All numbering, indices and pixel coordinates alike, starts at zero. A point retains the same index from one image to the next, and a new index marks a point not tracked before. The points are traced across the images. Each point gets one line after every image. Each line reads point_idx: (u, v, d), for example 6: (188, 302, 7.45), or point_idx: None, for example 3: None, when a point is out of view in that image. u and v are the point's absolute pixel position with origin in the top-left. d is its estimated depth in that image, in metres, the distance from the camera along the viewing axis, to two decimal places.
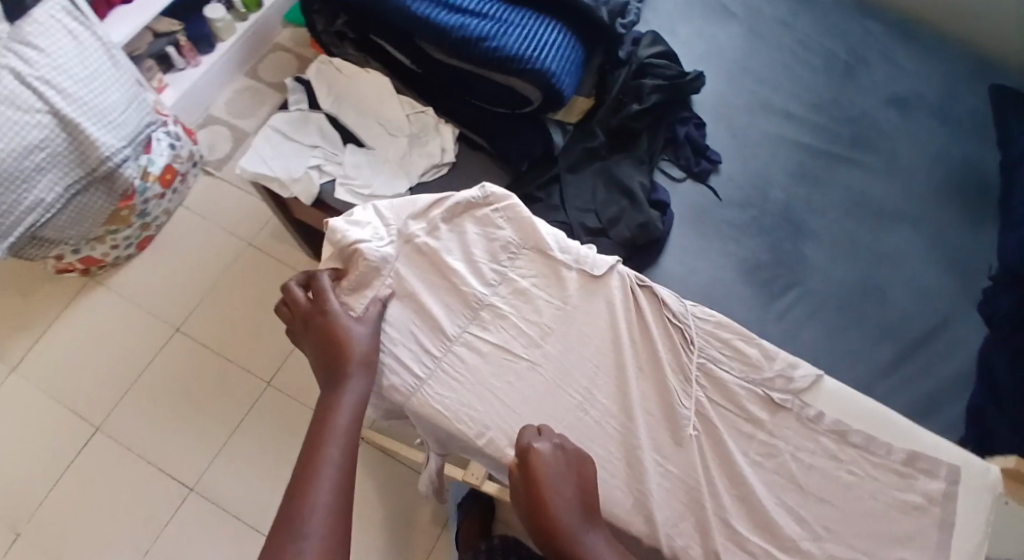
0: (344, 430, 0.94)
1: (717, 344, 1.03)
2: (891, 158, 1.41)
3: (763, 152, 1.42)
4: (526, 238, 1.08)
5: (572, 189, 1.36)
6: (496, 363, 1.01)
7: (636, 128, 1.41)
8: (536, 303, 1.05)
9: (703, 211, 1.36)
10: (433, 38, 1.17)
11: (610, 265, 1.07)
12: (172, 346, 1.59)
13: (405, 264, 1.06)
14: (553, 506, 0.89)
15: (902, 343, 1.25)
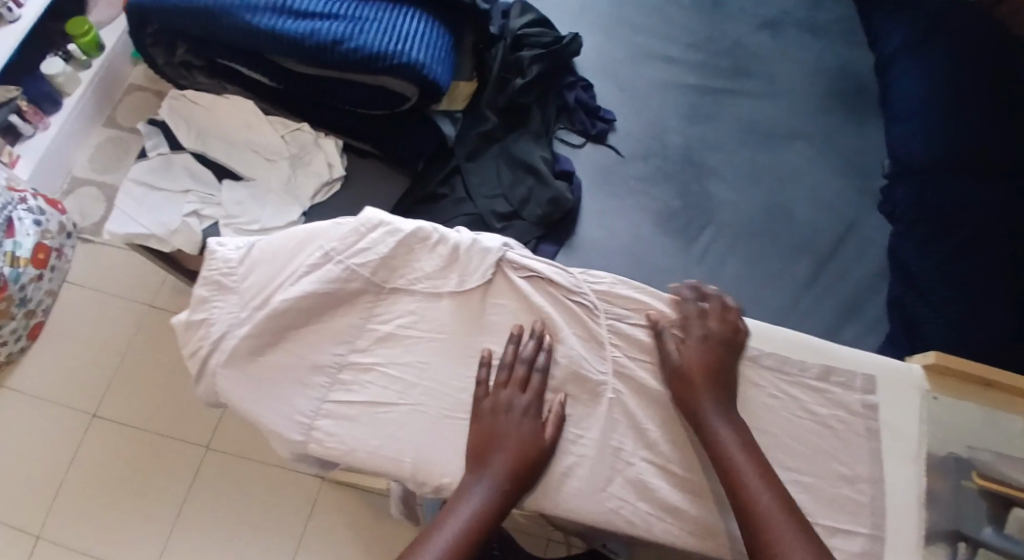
0: (465, 524, 0.78)
1: (619, 300, 0.91)
2: (769, 81, 1.56)
3: (654, 102, 1.51)
4: (384, 272, 0.90)
5: (475, 177, 1.30)
6: (369, 426, 0.85)
7: (527, 103, 1.36)
8: (407, 343, 0.89)
9: (610, 171, 1.43)
10: (285, 52, 1.08)
11: (484, 274, 0.90)
12: (92, 435, 1.50)
13: (252, 344, 0.87)
14: (700, 379, 0.84)
15: (817, 253, 1.39)
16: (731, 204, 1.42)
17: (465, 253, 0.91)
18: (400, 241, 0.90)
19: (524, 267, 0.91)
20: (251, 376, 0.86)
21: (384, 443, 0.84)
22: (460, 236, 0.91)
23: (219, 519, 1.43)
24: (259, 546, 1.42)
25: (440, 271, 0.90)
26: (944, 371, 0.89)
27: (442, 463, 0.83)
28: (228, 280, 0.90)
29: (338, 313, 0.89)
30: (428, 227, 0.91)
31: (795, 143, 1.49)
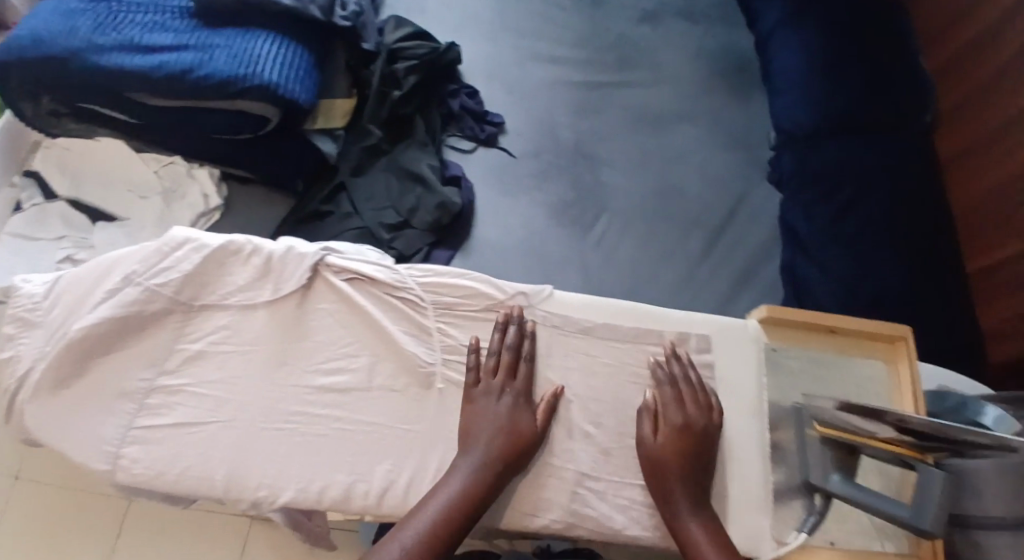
0: (440, 512, 0.76)
1: (446, 290, 0.88)
2: (653, 68, 1.58)
3: (543, 99, 1.52)
4: (193, 289, 0.85)
5: (362, 192, 1.30)
6: (179, 444, 0.80)
7: (408, 113, 1.38)
8: (220, 358, 0.84)
9: (503, 170, 1.43)
10: (141, 86, 1.09)
11: (297, 276, 0.87)
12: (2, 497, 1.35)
13: (56, 373, 0.81)
14: (671, 462, 0.81)
15: (708, 228, 1.40)
16: (623, 189, 1.43)
17: (278, 262, 0.87)
18: (208, 257, 0.86)
19: (346, 271, 0.87)
20: (61, 405, 0.80)
21: (198, 458, 0.79)
22: (272, 245, 0.87)
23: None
24: None
25: (252, 283, 0.86)
26: (780, 322, 0.93)
27: (255, 472, 0.79)
28: (35, 311, 0.84)
29: (148, 333, 0.84)
30: (239, 240, 0.87)
31: (681, 125, 1.52)
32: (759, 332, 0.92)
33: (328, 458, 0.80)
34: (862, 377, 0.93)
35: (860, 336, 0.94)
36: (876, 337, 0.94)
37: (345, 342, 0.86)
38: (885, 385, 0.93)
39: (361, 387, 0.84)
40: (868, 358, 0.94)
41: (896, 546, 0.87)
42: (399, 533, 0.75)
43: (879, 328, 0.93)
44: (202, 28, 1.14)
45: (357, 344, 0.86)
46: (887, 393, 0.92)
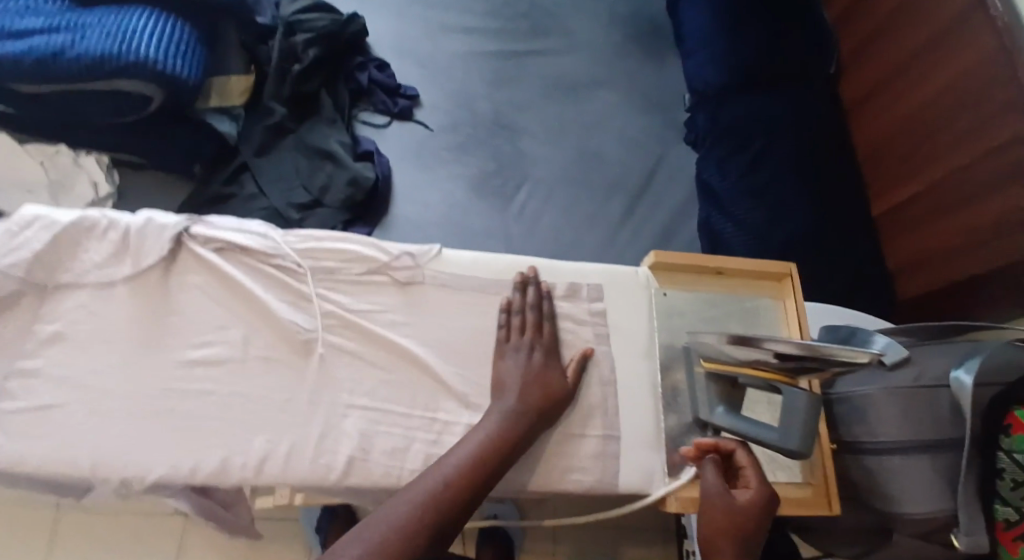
0: (451, 472, 0.70)
1: (325, 254, 0.76)
2: (568, 34, 1.54)
3: (459, 73, 1.45)
4: (43, 268, 0.72)
5: (267, 171, 1.27)
6: (38, 434, 0.66)
7: (312, 90, 1.35)
8: (82, 340, 0.70)
9: (420, 146, 1.36)
10: (14, 74, 1.06)
11: (164, 241, 0.74)
12: None
13: None
14: (731, 522, 0.76)
15: (629, 192, 1.39)
16: (545, 159, 1.39)
17: (135, 237, 0.73)
18: (59, 234, 0.72)
19: (211, 239, 0.74)
20: None
21: (56, 444, 0.66)
22: (131, 216, 0.74)
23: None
24: None
25: (110, 258, 0.73)
26: (670, 268, 0.93)
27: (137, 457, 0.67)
28: None
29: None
30: (95, 214, 0.73)
31: (597, 93, 1.49)
32: (649, 277, 0.92)
33: (204, 446, 0.68)
34: (751, 316, 0.93)
35: (747, 276, 0.95)
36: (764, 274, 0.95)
37: (216, 314, 0.73)
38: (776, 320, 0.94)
39: (232, 360, 0.71)
40: (756, 297, 0.95)
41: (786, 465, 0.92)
42: (423, 479, 0.69)
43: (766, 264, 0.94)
44: (72, 9, 1.10)
45: (228, 318, 0.73)
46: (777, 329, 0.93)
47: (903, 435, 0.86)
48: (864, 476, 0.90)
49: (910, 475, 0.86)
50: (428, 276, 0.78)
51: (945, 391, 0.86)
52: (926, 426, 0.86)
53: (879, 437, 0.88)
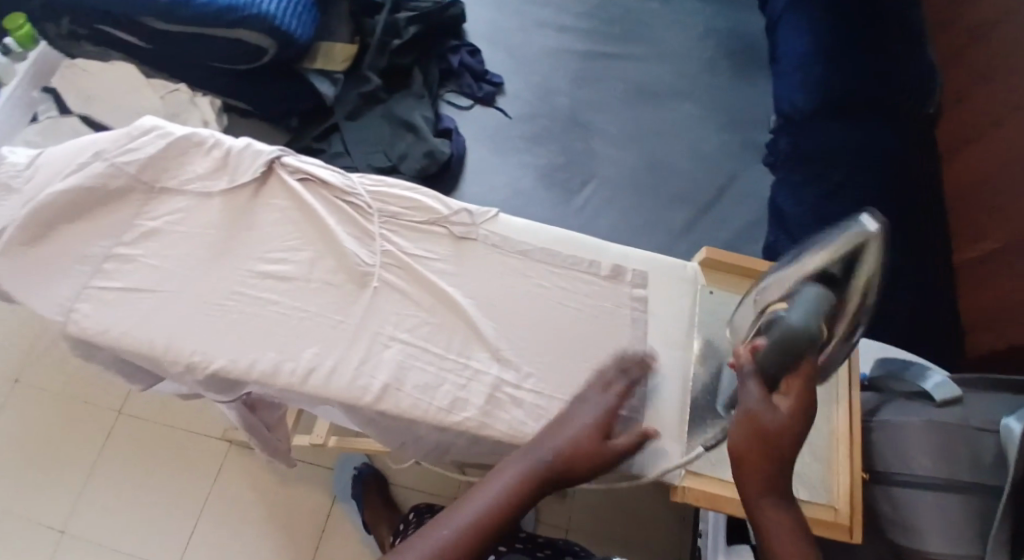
0: (443, 540, 0.65)
1: (393, 200, 0.83)
2: (659, 44, 1.55)
3: (544, 67, 1.51)
4: (153, 171, 0.79)
5: (353, 134, 1.36)
6: (121, 309, 0.73)
7: (405, 64, 1.43)
8: (171, 238, 0.77)
9: (496, 131, 1.43)
10: (146, 9, 1.19)
11: (258, 163, 0.80)
12: (10, 399, 1.40)
13: (23, 230, 0.74)
14: (782, 438, 0.66)
15: (695, 204, 1.38)
16: (613, 158, 1.41)
17: (236, 157, 0.80)
18: (171, 143, 0.79)
19: (297, 168, 0.81)
20: (19, 263, 0.74)
21: (138, 323, 0.72)
22: (235, 139, 0.81)
23: (135, 484, 1.35)
24: (179, 513, 1.34)
25: (209, 172, 0.79)
26: (720, 267, 0.86)
27: (197, 346, 0.72)
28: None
29: (108, 208, 0.77)
30: (203, 132, 0.80)
31: (679, 103, 1.48)
32: (697, 273, 0.85)
33: (257, 350, 0.73)
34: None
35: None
36: None
37: (290, 236, 0.79)
38: None
39: (298, 279, 0.77)
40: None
41: (811, 493, 0.79)
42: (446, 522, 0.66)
43: None
44: None
45: (302, 241, 0.79)
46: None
47: (935, 470, 0.81)
48: (891, 511, 0.84)
49: (937, 514, 0.80)
50: (482, 235, 0.83)
51: (991, 437, 0.82)
52: (963, 465, 0.81)
53: (912, 469, 0.83)
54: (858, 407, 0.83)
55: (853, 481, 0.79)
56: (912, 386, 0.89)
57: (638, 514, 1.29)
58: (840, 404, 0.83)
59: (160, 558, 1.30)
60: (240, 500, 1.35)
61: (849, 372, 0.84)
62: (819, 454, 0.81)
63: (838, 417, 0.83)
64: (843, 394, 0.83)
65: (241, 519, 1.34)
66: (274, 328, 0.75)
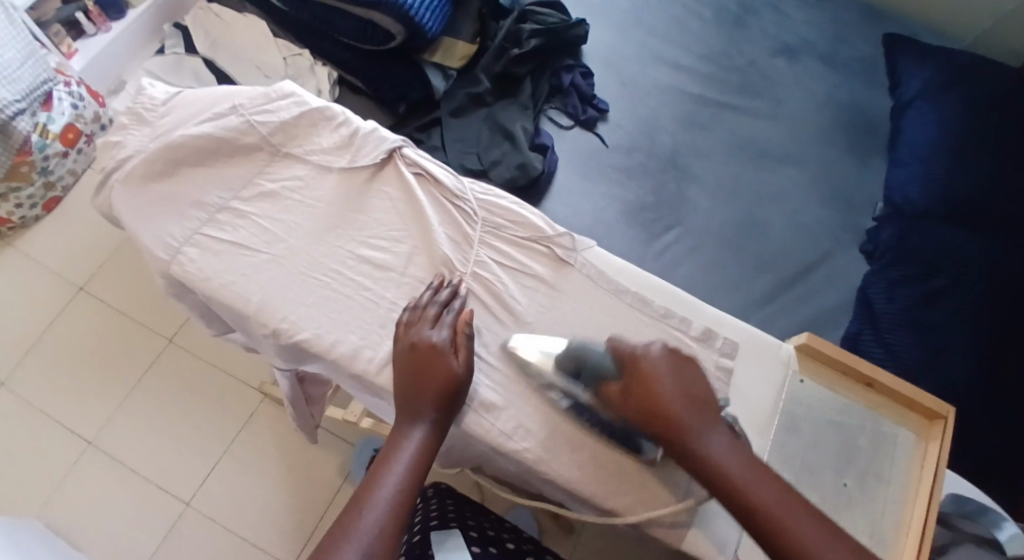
0: (390, 507, 0.66)
1: (500, 212, 0.82)
2: (776, 104, 1.52)
3: (652, 103, 1.50)
4: (282, 135, 0.80)
5: (454, 131, 1.37)
6: (224, 262, 0.75)
7: (519, 74, 1.42)
8: (284, 203, 0.78)
9: (592, 157, 1.43)
10: None
11: (381, 150, 0.81)
12: (74, 306, 1.44)
13: (150, 166, 0.77)
14: (666, 402, 0.69)
15: (778, 275, 1.36)
16: (704, 212, 1.40)
17: (361, 138, 0.81)
18: (304, 113, 0.80)
19: (415, 163, 0.82)
20: (143, 197, 0.77)
21: (239, 279, 0.75)
22: (364, 121, 0.82)
23: (168, 415, 1.38)
24: (204, 454, 1.35)
25: (333, 148, 0.81)
26: (816, 357, 0.86)
27: (287, 313, 0.74)
28: (134, 107, 0.81)
29: (233, 161, 0.79)
30: (335, 108, 0.81)
31: (783, 168, 1.46)
32: (791, 357, 0.85)
33: (343, 330, 0.74)
34: (882, 445, 0.83)
35: (898, 400, 0.85)
36: (913, 404, 0.84)
37: (393, 227, 0.79)
38: (903, 455, 0.83)
39: (394, 271, 0.77)
40: (900, 428, 0.84)
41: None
42: (368, 514, 0.65)
43: (910, 391, 0.84)
44: None
45: (404, 233, 0.79)
46: (906, 472, 0.82)
47: None
48: None
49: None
50: (579, 263, 0.82)
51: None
52: None
53: None
54: (929, 540, 0.78)
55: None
56: (984, 531, 0.89)
57: None
58: (911, 531, 0.79)
59: (178, 493, 1.33)
60: (266, 454, 1.36)
61: (931, 503, 0.80)
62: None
63: (904, 544, 0.79)
64: (916, 522, 0.79)
65: (261, 474, 1.35)
66: (360, 314, 0.75)
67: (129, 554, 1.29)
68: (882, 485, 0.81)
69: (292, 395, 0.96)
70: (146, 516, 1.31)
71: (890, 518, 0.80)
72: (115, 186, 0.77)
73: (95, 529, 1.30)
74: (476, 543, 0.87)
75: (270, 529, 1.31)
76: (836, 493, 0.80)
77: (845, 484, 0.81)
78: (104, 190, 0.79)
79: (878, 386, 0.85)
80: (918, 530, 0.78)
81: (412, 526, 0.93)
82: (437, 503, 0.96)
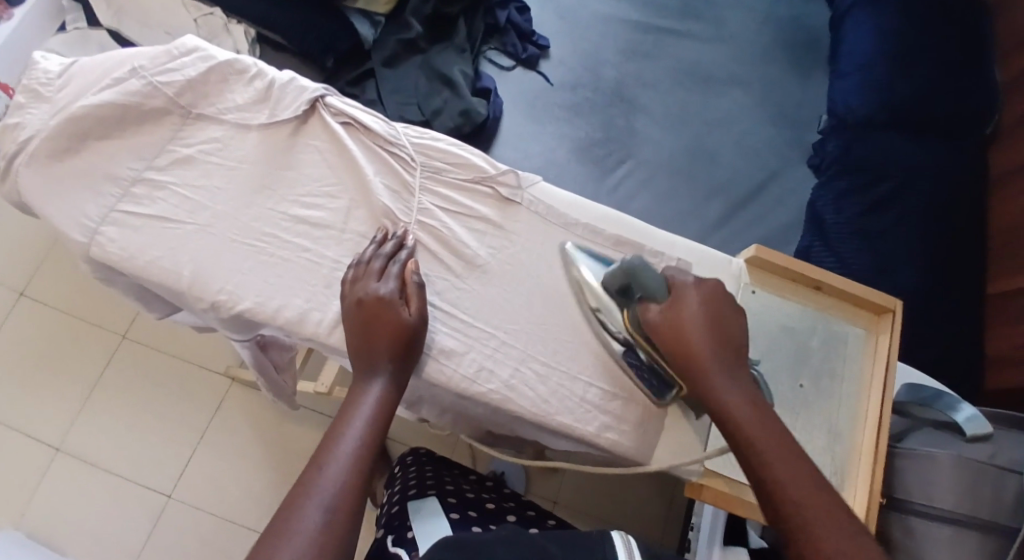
0: (351, 460, 0.63)
1: (438, 154, 0.78)
2: (718, 25, 1.48)
3: (592, 35, 1.45)
4: (193, 96, 0.75)
5: (389, 81, 1.31)
6: (147, 238, 0.71)
7: (451, 15, 1.36)
8: (205, 168, 0.74)
9: (536, 96, 1.39)
10: None
11: (302, 101, 0.76)
12: (16, 312, 1.37)
13: (52, 143, 0.71)
14: (695, 342, 0.68)
15: (733, 197, 1.34)
16: (655, 142, 1.37)
17: (278, 91, 0.76)
18: (212, 68, 0.75)
19: (340, 112, 0.77)
20: (49, 178, 0.71)
21: (166, 254, 0.70)
22: (280, 71, 0.77)
23: (130, 410, 1.33)
24: (174, 446, 1.31)
25: (251, 104, 0.76)
26: (766, 267, 0.83)
27: (222, 283, 0.70)
28: (26, 82, 0.74)
29: (142, 130, 0.74)
30: (247, 59, 0.76)
31: (730, 90, 1.43)
32: (742, 271, 0.82)
33: (285, 295, 0.70)
34: (837, 346, 0.81)
35: (850, 300, 0.84)
36: (868, 304, 0.83)
37: (326, 182, 0.75)
38: (864, 355, 0.82)
39: (333, 228, 0.73)
40: (850, 325, 0.83)
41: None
42: (326, 471, 0.61)
43: (869, 292, 0.82)
44: None
45: (339, 188, 0.75)
46: (861, 367, 0.81)
47: (958, 506, 0.83)
48: (903, 539, 0.85)
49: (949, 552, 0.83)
50: (527, 201, 0.79)
51: (1014, 477, 0.83)
52: (983, 506, 0.82)
53: (930, 501, 0.84)
54: (886, 429, 0.78)
55: (870, 505, 0.76)
56: (940, 416, 0.89)
57: (629, 507, 1.28)
58: (868, 423, 0.79)
59: (151, 488, 1.29)
60: (238, 438, 1.33)
61: (886, 392, 0.79)
62: (839, 471, 0.78)
63: (863, 436, 0.78)
64: (872, 413, 0.79)
65: (235, 459, 1.31)
66: (301, 277, 0.71)
67: (113, 554, 1.25)
68: (838, 384, 0.80)
69: (257, 364, 0.92)
70: (120, 513, 1.27)
71: (846, 413, 0.80)
72: (17, 169, 0.71)
73: (74, 533, 1.26)
74: (455, 509, 0.83)
75: (251, 512, 1.29)
76: (792, 394, 0.79)
77: (801, 385, 0.80)
78: (6, 174, 0.73)
79: (833, 290, 0.83)
80: (876, 421, 0.78)
81: (392, 498, 0.91)
82: (415, 470, 0.94)
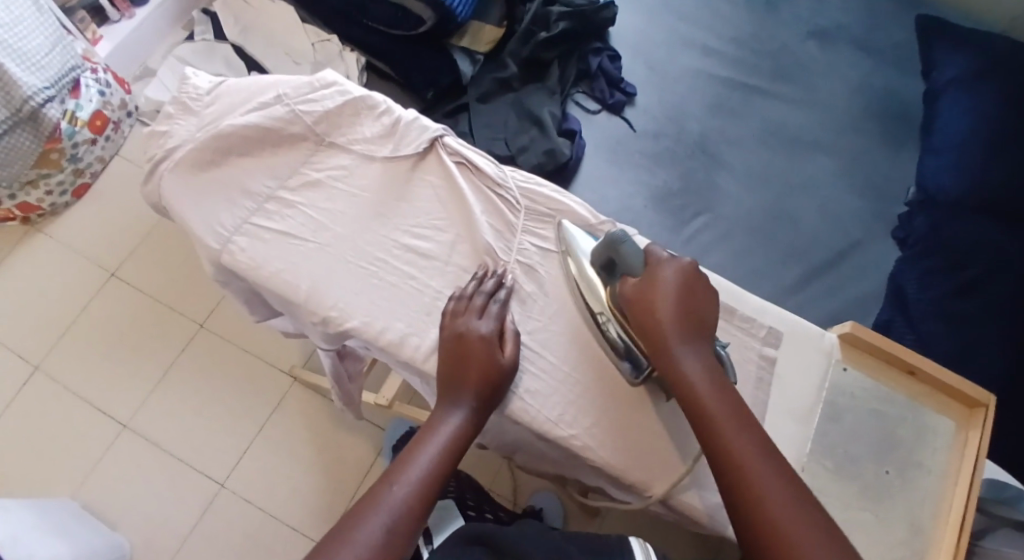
0: (419, 486, 0.67)
1: (542, 201, 0.83)
2: (808, 90, 1.50)
3: (682, 89, 1.49)
4: (329, 125, 0.81)
5: (482, 116, 1.37)
6: (273, 249, 0.76)
7: (548, 59, 1.41)
8: (330, 191, 0.79)
9: (619, 142, 1.43)
10: None
11: (423, 138, 0.81)
12: (106, 291, 1.46)
13: (196, 155, 0.78)
14: (672, 309, 0.71)
15: (810, 263, 1.36)
16: (735, 199, 1.40)
17: (403, 127, 0.82)
18: (347, 102, 0.81)
19: (456, 152, 0.82)
20: (193, 187, 0.78)
21: (288, 267, 0.76)
22: (406, 110, 0.83)
23: (196, 396, 1.40)
24: (236, 438, 1.37)
25: (375, 137, 0.81)
26: (859, 347, 0.85)
27: (336, 299, 0.75)
28: (179, 100, 0.82)
29: (276, 151, 0.80)
30: (378, 97, 0.82)
31: (815, 156, 1.45)
32: (834, 346, 0.85)
33: (389, 317, 0.75)
34: (926, 436, 0.83)
35: (941, 389, 0.85)
36: (958, 395, 0.84)
37: (437, 215, 0.80)
38: (949, 446, 0.83)
39: (438, 259, 0.78)
40: (941, 417, 0.84)
41: None
42: (393, 489, 0.66)
43: (954, 380, 0.83)
44: None
45: (446, 222, 0.80)
46: (947, 461, 0.82)
47: None
48: None
49: None
50: None
51: None
52: None
53: None
54: (967, 530, 0.78)
55: None
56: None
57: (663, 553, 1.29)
58: (950, 522, 0.80)
59: (212, 475, 1.35)
60: (297, 439, 1.38)
61: (973, 490, 0.80)
62: None
63: (944, 534, 0.79)
64: (955, 513, 0.79)
65: (291, 460, 1.36)
66: (404, 302, 0.76)
67: (168, 536, 1.31)
68: (924, 475, 0.82)
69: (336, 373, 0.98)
70: (182, 497, 1.33)
71: (928, 507, 0.81)
72: (162, 174, 0.78)
73: (135, 510, 1.32)
74: None
75: (304, 510, 1.33)
76: (877, 480, 0.81)
77: (886, 471, 0.81)
78: (152, 179, 0.79)
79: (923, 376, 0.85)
80: (958, 520, 0.79)
81: None
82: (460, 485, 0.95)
